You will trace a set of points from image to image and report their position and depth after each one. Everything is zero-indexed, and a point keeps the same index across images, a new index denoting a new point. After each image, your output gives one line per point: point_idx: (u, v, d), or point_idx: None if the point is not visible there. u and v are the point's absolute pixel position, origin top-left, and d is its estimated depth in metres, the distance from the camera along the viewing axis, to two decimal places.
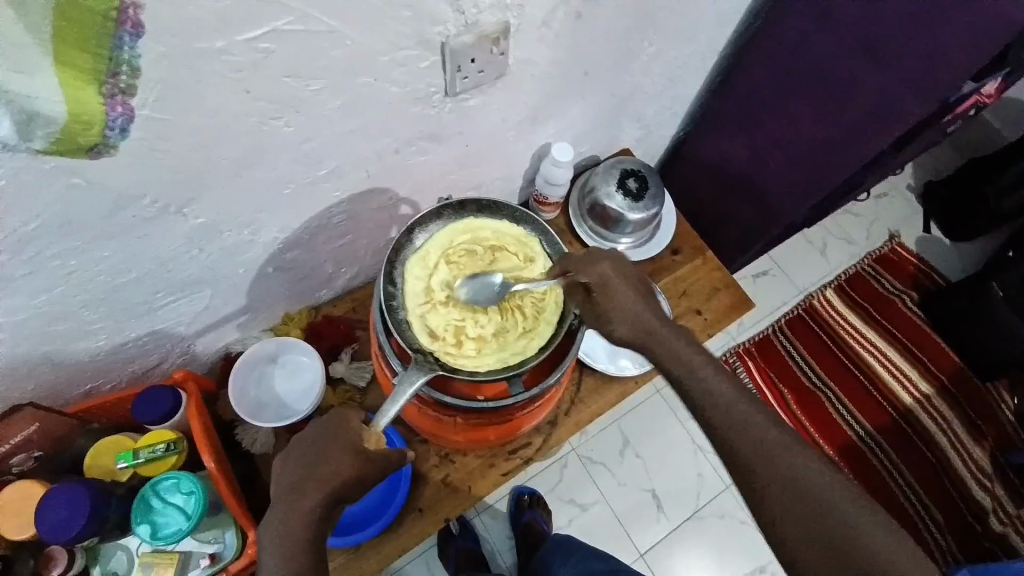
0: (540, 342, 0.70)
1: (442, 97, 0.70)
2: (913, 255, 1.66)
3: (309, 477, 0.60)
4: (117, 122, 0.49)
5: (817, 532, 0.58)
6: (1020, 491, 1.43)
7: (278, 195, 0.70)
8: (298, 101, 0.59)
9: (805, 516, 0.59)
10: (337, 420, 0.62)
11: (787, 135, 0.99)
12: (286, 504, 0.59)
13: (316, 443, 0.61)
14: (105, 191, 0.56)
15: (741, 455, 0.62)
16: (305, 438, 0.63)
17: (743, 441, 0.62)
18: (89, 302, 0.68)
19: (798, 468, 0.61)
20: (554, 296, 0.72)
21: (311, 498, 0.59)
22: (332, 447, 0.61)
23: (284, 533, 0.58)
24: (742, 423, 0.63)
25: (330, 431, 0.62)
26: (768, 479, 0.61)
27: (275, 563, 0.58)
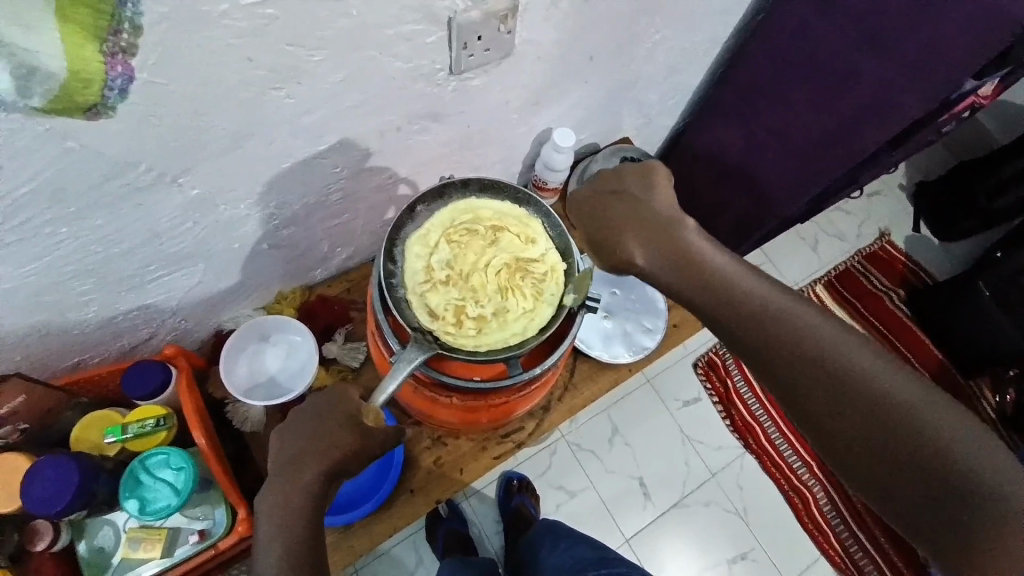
0: (540, 322, 0.69)
1: (446, 75, 0.69)
2: (902, 253, 1.68)
3: (308, 450, 0.59)
4: (117, 82, 0.48)
5: (882, 439, 0.55)
6: None
7: (276, 169, 0.69)
8: (301, 72, 0.58)
9: (868, 426, 0.56)
10: (337, 398, 0.62)
11: (787, 124, 0.98)
12: (284, 475, 0.59)
13: (315, 419, 0.61)
14: (98, 157, 0.54)
15: (791, 378, 0.60)
16: (303, 414, 0.62)
17: (795, 361, 0.60)
18: (79, 273, 0.66)
19: (850, 367, 0.58)
20: (556, 277, 0.72)
21: (310, 471, 0.58)
22: (331, 423, 0.61)
23: (282, 504, 0.58)
24: (794, 342, 0.61)
25: (330, 408, 0.62)
26: (823, 399, 0.58)
27: (271, 533, 0.57)
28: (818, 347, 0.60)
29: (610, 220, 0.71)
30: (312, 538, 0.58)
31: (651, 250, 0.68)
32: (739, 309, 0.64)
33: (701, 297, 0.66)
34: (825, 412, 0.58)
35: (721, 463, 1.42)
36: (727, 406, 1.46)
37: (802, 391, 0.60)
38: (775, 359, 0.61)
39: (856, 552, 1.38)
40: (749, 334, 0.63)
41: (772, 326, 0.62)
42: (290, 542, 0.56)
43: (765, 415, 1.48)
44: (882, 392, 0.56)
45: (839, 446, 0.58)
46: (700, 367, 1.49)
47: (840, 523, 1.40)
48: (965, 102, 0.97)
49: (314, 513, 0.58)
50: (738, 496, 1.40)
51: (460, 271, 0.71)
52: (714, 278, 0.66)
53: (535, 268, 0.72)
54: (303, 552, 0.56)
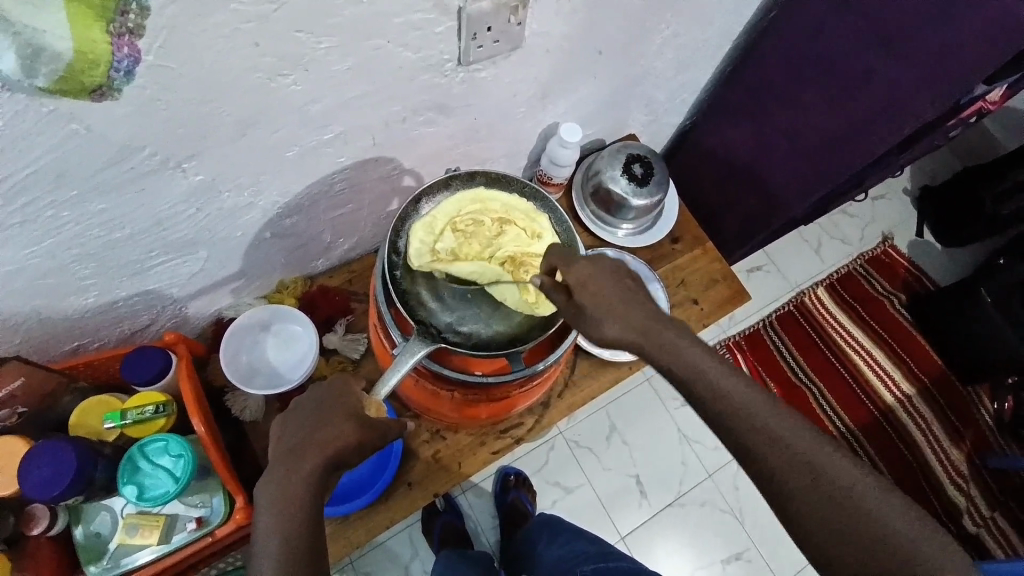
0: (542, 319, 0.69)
1: (455, 66, 0.68)
2: (904, 258, 1.68)
3: (311, 440, 0.58)
4: (123, 64, 0.47)
5: (851, 536, 0.50)
6: (993, 493, 1.47)
7: (281, 157, 0.68)
8: (309, 59, 0.57)
9: (833, 526, 0.51)
10: (339, 390, 0.62)
11: (796, 124, 0.98)
12: (287, 463, 0.57)
13: (319, 409, 0.61)
14: (103, 140, 0.54)
15: (758, 458, 0.54)
16: (305, 405, 0.61)
17: (760, 446, 0.54)
18: (79, 257, 0.66)
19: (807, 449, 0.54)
20: None
21: (314, 460, 0.57)
22: (334, 415, 0.60)
23: (285, 491, 0.56)
24: (762, 425, 0.55)
25: (333, 399, 0.62)
26: (793, 486, 0.53)
27: (273, 521, 0.55)
28: (787, 430, 0.54)
29: (606, 293, 0.60)
30: (314, 529, 0.56)
31: (636, 331, 0.59)
32: (714, 390, 0.57)
33: (677, 373, 0.58)
34: (795, 499, 0.53)
35: (718, 463, 1.42)
36: None
37: (768, 477, 0.54)
38: (739, 438, 0.55)
39: None
40: (716, 408, 0.56)
41: (739, 401, 0.56)
42: (293, 531, 0.55)
43: None
44: (839, 480, 0.52)
45: (806, 539, 0.52)
46: None
47: None
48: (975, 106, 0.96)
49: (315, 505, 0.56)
50: (734, 497, 1.40)
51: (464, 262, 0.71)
52: (688, 355, 0.58)
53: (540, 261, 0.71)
54: (305, 543, 0.55)
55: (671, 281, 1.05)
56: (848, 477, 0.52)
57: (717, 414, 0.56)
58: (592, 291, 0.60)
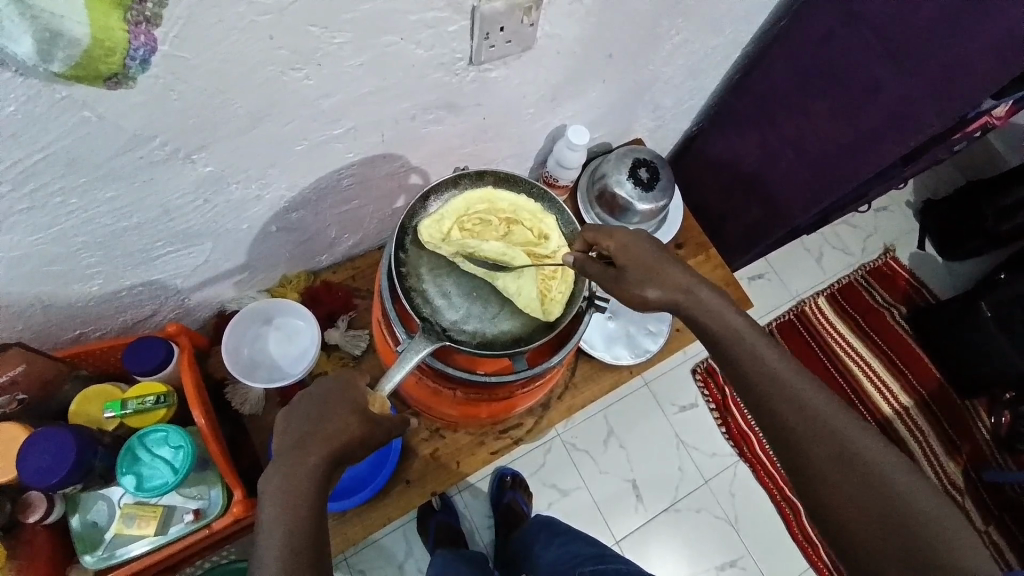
0: (546, 321, 0.69)
1: (466, 65, 0.68)
2: (905, 270, 1.68)
3: (316, 434, 0.58)
4: (139, 53, 0.47)
5: (868, 502, 0.54)
6: (987, 506, 1.48)
7: (290, 151, 0.68)
8: (322, 54, 0.57)
9: (852, 490, 0.54)
10: (343, 386, 0.62)
11: (801, 135, 0.99)
12: (291, 456, 0.57)
13: (322, 404, 0.61)
14: (116, 128, 0.54)
15: (788, 425, 0.58)
16: (309, 399, 0.61)
17: (790, 411, 0.58)
18: (86, 245, 0.66)
19: (832, 419, 0.57)
20: (565, 275, 0.71)
21: (318, 455, 0.57)
22: (338, 410, 0.60)
23: (289, 484, 0.56)
24: (794, 392, 0.59)
25: (337, 394, 0.62)
26: (817, 451, 0.56)
27: (277, 513, 0.55)
28: (818, 399, 0.59)
29: (646, 257, 0.65)
30: (315, 522, 0.56)
31: (678, 291, 0.64)
32: (749, 355, 0.61)
33: (719, 338, 0.63)
34: (817, 462, 0.56)
35: (715, 470, 1.42)
36: (723, 413, 1.47)
37: (793, 441, 0.58)
38: (771, 402, 0.59)
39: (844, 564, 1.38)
40: (753, 374, 0.61)
41: (775, 370, 0.60)
42: (297, 523, 0.54)
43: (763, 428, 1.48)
44: (861, 452, 0.56)
45: (824, 504, 0.56)
46: (698, 374, 1.49)
47: None
48: (983, 120, 0.96)
49: (317, 500, 0.56)
50: (730, 504, 1.40)
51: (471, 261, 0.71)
52: (729, 319, 0.63)
53: (546, 264, 0.71)
54: (307, 536, 0.54)
55: None
56: (871, 449, 0.56)
57: (753, 379, 0.61)
58: (633, 255, 0.65)
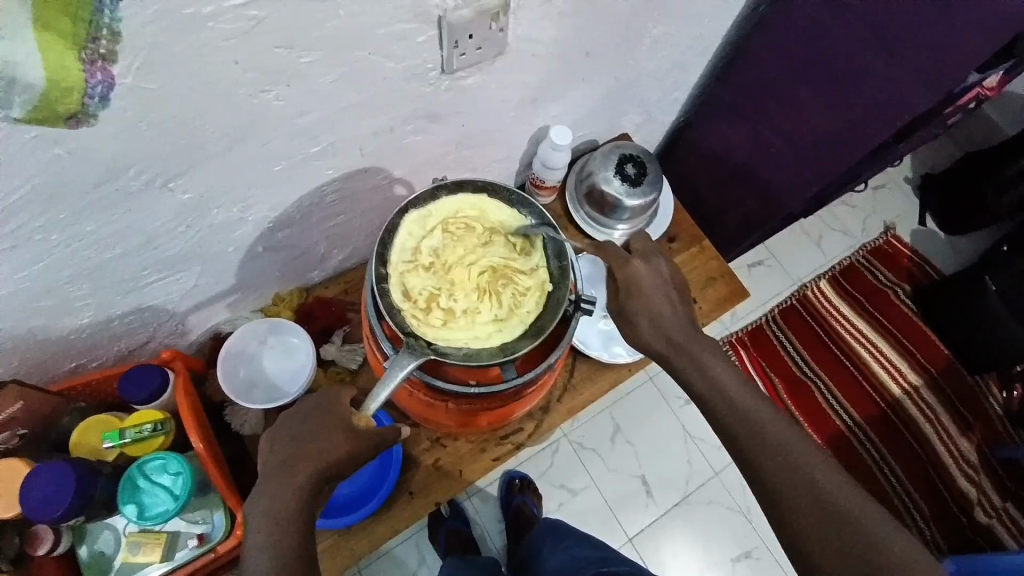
0: (506, 336, 0.68)
1: (439, 74, 0.68)
2: (907, 248, 1.66)
3: (302, 455, 0.59)
4: (98, 90, 0.48)
5: (833, 528, 0.57)
6: (1005, 484, 1.46)
7: (268, 171, 0.68)
8: (291, 74, 0.57)
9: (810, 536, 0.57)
10: (334, 405, 0.63)
11: (790, 123, 0.97)
12: (278, 477, 0.59)
13: (311, 424, 0.62)
14: (91, 162, 0.54)
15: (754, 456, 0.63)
16: (299, 421, 0.62)
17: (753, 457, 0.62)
18: (74, 277, 0.66)
19: (799, 454, 0.62)
20: (539, 293, 0.71)
21: (301, 475, 0.58)
22: (324, 429, 0.61)
23: (275, 505, 0.57)
24: (758, 425, 0.64)
25: (327, 413, 0.62)
26: (788, 489, 0.60)
27: (262, 531, 0.56)
28: (796, 453, 0.62)
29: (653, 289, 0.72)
30: (296, 542, 0.56)
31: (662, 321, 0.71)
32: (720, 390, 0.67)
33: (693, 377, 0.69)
34: (778, 489, 0.61)
35: (724, 461, 1.41)
36: None
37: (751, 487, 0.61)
38: (740, 438, 0.64)
39: None
40: (733, 420, 0.65)
41: (744, 408, 0.66)
42: (280, 543, 0.56)
43: None
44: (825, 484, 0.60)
45: (800, 544, 0.58)
46: None
47: None
48: (968, 97, 0.95)
49: (300, 520, 0.57)
50: (742, 495, 1.39)
51: (445, 261, 0.71)
52: (706, 363, 0.69)
53: (521, 279, 0.71)
54: (289, 556, 0.55)
55: None
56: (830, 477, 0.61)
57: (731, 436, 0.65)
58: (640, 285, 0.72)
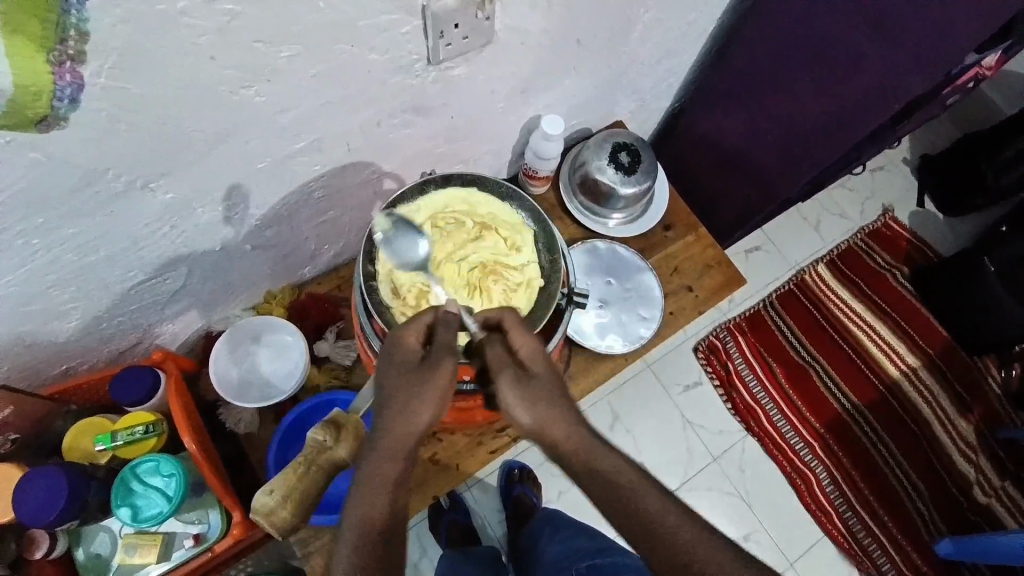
0: None
1: (425, 66, 0.66)
2: (906, 229, 1.65)
3: (402, 435, 0.55)
4: (67, 92, 0.46)
5: None
6: (1003, 463, 1.46)
7: (252, 170, 0.67)
8: (271, 70, 0.55)
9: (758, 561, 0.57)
10: (415, 365, 0.57)
11: (787, 110, 0.96)
12: (381, 457, 0.55)
13: (396, 391, 0.56)
14: (68, 165, 0.52)
15: None
16: (384, 384, 0.57)
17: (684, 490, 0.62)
18: (58, 282, 0.65)
19: None
20: (530, 289, 0.70)
21: (399, 456, 0.55)
22: (420, 400, 0.55)
23: (376, 489, 0.55)
24: None
25: (410, 374, 0.56)
26: None
27: (361, 519, 0.53)
28: None
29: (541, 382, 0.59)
30: (395, 530, 0.54)
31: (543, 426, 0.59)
32: None
33: None
34: None
35: (722, 447, 1.41)
36: (729, 390, 1.45)
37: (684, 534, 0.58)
38: None
39: (857, 529, 1.38)
40: None
41: None
42: (376, 533, 0.53)
43: (767, 398, 1.47)
44: None
45: None
46: (700, 352, 1.48)
47: (843, 503, 1.40)
48: (966, 77, 0.93)
49: (395, 508, 0.55)
50: (740, 479, 1.40)
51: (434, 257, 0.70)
52: None
53: (512, 274, 0.70)
54: (382, 547, 0.53)
55: (664, 270, 1.04)
56: None
57: None
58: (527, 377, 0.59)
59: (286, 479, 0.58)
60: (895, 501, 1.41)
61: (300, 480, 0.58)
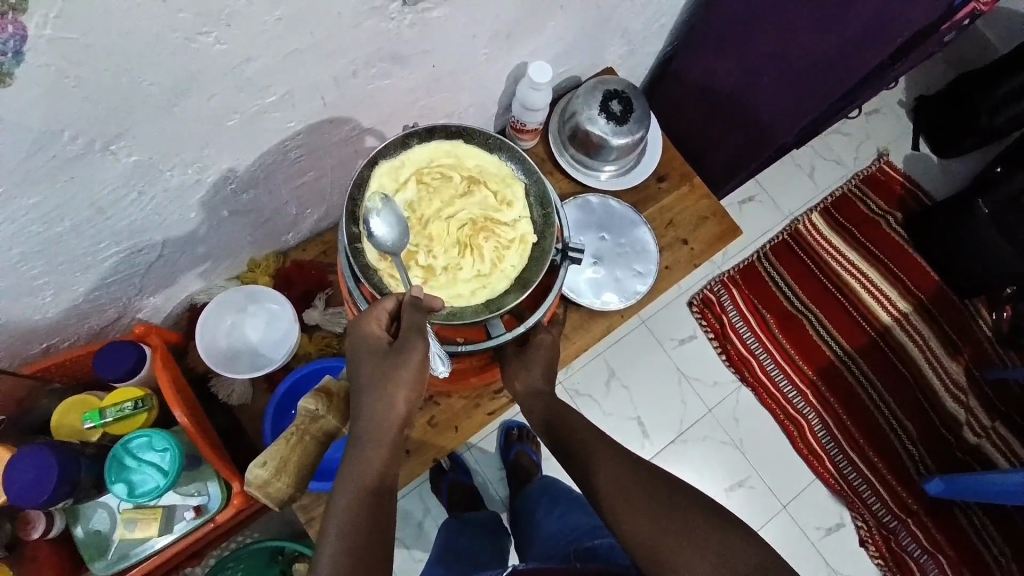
0: (488, 293, 0.66)
1: (401, 7, 0.61)
2: (901, 173, 1.62)
3: (382, 421, 0.54)
4: (9, 44, 0.43)
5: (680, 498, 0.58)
6: (992, 403, 1.49)
7: (221, 128, 0.63)
8: (229, 13, 0.50)
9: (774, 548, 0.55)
10: (385, 349, 0.55)
11: (782, 47, 0.92)
12: (366, 443, 0.54)
13: (369, 378, 0.54)
14: (17, 127, 0.49)
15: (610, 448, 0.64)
16: (358, 371, 0.56)
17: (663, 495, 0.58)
18: (25, 256, 0.62)
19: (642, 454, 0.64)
20: (522, 246, 0.68)
21: (384, 443, 0.54)
22: (397, 386, 0.54)
23: (362, 476, 0.53)
24: None
25: (380, 360, 0.55)
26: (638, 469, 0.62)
27: (350, 504, 0.52)
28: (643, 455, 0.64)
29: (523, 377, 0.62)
30: (383, 515, 0.53)
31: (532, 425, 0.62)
32: None
33: None
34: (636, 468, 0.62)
35: (717, 398, 1.42)
36: (723, 342, 1.45)
37: (679, 562, 0.54)
38: None
39: (849, 472, 1.40)
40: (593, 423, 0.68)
41: None
42: (366, 517, 0.51)
43: (761, 348, 1.47)
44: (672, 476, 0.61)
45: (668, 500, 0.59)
46: (694, 306, 1.47)
47: (834, 447, 1.42)
48: (983, 7, 0.82)
49: (382, 492, 0.54)
50: (735, 429, 1.41)
51: (421, 215, 0.67)
52: None
53: (504, 231, 0.68)
54: (369, 530, 0.51)
55: (658, 223, 1.02)
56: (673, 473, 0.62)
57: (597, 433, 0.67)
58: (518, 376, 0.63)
59: (279, 450, 0.57)
60: (885, 444, 1.44)
61: (293, 451, 0.57)
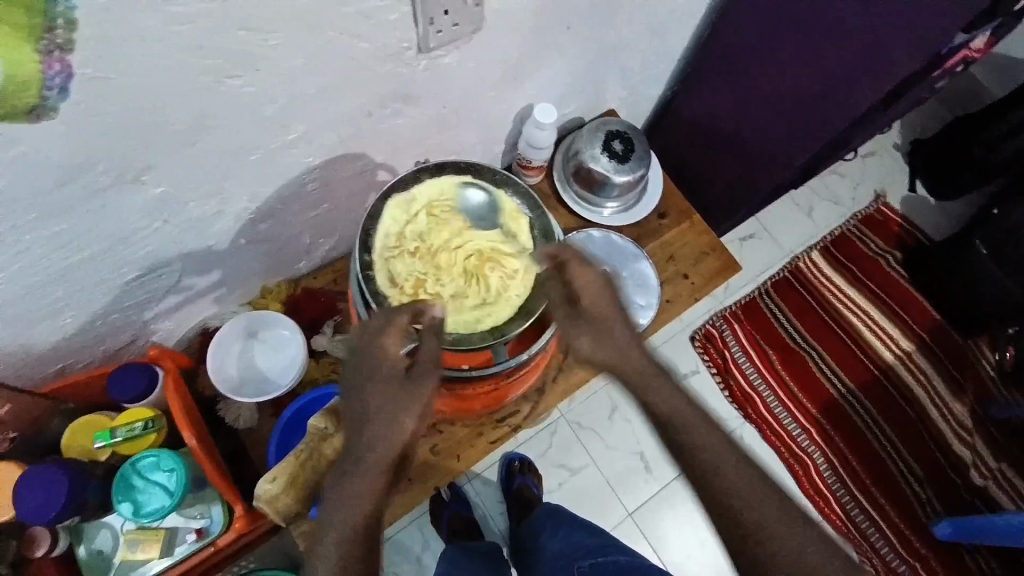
0: (495, 321, 0.68)
1: (415, 54, 0.66)
2: (898, 214, 1.66)
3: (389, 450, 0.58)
4: (56, 81, 0.47)
5: None
6: (999, 445, 1.47)
7: (244, 162, 0.66)
8: (257, 58, 0.55)
9: None
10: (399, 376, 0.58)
11: (774, 85, 0.96)
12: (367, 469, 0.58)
13: (381, 405, 0.57)
14: (55, 158, 0.53)
15: None
16: (367, 393, 0.58)
17: None
18: (49, 281, 0.65)
19: None
20: (526, 278, 0.70)
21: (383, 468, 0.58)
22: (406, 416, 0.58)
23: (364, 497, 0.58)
24: None
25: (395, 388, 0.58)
26: None
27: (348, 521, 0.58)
28: None
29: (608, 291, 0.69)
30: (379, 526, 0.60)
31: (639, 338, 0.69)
32: None
33: None
34: None
35: (720, 435, 1.42)
36: (725, 376, 1.47)
37: None
38: None
39: (854, 512, 1.39)
40: None
41: None
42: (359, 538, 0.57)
43: (764, 385, 1.48)
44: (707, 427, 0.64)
45: None
46: (696, 341, 1.48)
47: (840, 487, 1.41)
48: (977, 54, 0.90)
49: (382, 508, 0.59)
50: None
51: (430, 245, 0.70)
52: None
53: (509, 262, 0.70)
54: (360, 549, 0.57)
55: (659, 257, 1.05)
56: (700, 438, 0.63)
57: None
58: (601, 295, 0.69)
59: (286, 468, 0.62)
60: (892, 485, 1.42)
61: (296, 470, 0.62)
